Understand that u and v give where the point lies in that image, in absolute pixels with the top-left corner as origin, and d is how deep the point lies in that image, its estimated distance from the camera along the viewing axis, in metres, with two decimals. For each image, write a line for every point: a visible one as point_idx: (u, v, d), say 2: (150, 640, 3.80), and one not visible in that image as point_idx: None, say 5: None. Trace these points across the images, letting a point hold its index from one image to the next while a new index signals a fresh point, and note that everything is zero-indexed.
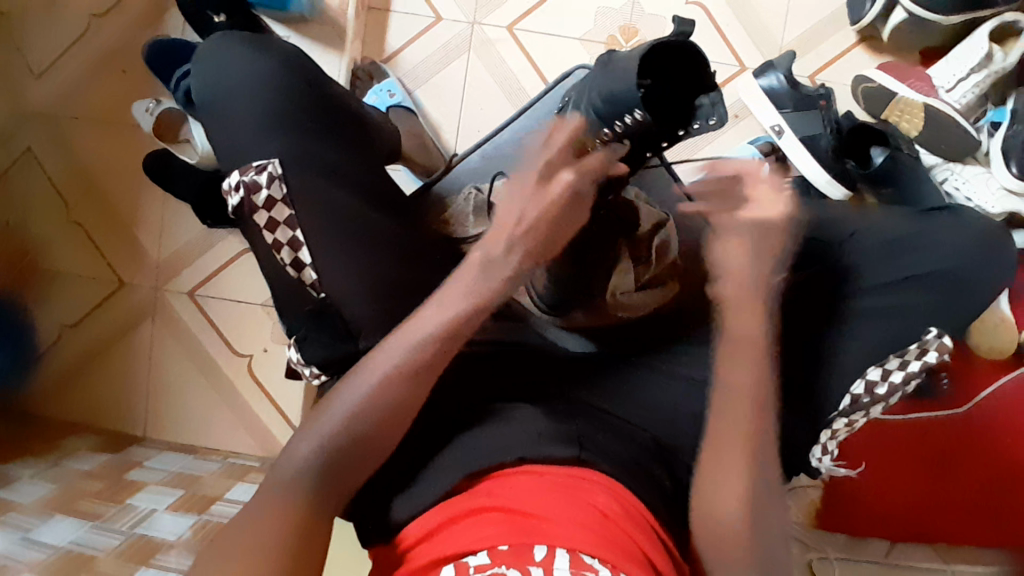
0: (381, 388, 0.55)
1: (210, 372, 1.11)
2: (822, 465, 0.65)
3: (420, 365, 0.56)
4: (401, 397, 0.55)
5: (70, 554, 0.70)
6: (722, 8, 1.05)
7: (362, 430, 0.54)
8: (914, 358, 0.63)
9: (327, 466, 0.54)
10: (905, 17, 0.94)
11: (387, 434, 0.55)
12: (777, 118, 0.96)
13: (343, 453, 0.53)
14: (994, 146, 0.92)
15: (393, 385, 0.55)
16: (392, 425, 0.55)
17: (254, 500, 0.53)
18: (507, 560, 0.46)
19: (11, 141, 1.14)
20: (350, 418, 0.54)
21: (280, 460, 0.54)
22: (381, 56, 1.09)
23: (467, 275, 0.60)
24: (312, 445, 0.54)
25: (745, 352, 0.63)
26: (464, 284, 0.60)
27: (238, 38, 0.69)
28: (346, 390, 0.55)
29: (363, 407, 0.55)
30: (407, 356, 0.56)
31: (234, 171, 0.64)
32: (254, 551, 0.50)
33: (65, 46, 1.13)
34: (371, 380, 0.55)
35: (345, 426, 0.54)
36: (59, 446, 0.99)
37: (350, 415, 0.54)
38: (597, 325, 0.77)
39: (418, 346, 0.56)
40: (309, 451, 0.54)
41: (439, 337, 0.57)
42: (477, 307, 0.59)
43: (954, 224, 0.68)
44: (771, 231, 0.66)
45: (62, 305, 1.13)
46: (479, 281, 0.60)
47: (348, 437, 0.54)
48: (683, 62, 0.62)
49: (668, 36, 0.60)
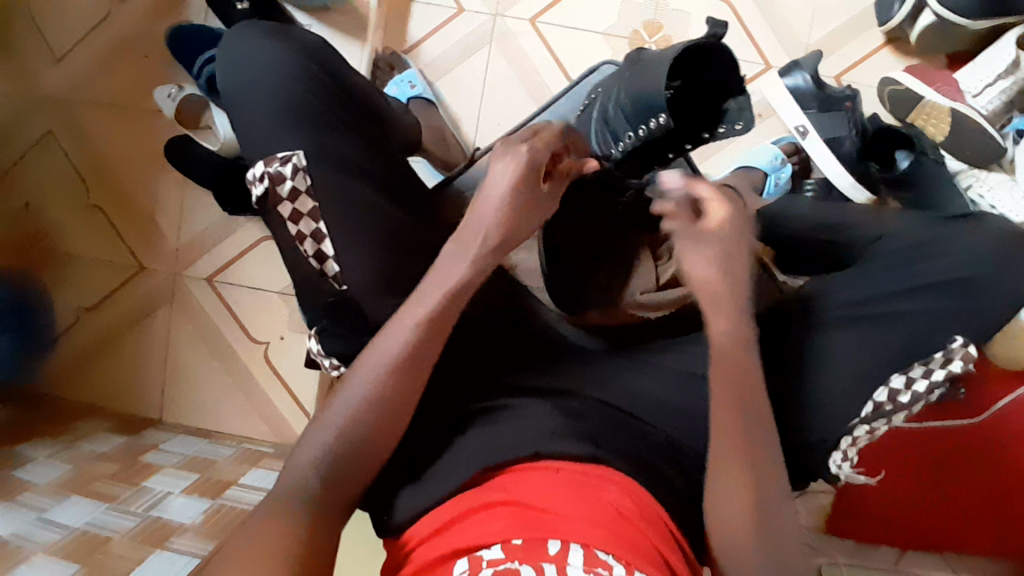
0: (373, 383, 0.55)
1: (225, 358, 1.12)
2: (841, 472, 0.64)
3: (408, 355, 0.56)
4: (394, 391, 0.56)
5: (85, 536, 0.71)
6: (747, 6, 1.04)
7: (361, 428, 0.55)
8: (939, 366, 0.63)
9: (334, 468, 0.54)
10: (932, 19, 0.92)
11: (387, 430, 0.56)
12: (800, 118, 0.97)
13: (357, 448, 0.55)
14: (1018, 154, 0.90)
15: (385, 378, 0.55)
16: (390, 421, 0.56)
17: (270, 498, 0.53)
18: (521, 556, 0.46)
19: (32, 123, 1.14)
20: (355, 410, 0.55)
21: (285, 470, 0.55)
22: (402, 47, 1.09)
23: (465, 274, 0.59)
24: (317, 450, 0.54)
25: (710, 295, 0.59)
26: (448, 267, 0.59)
27: (260, 28, 0.69)
28: (342, 392, 0.56)
29: (360, 407, 0.55)
30: (399, 350, 0.56)
31: (258, 162, 0.65)
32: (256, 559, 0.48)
33: (87, 30, 1.13)
34: (374, 372, 0.56)
35: (344, 429, 0.54)
36: (75, 427, 1.00)
37: (353, 409, 0.55)
38: (608, 323, 0.74)
39: (409, 336, 0.56)
40: (317, 447, 0.54)
41: (419, 329, 0.57)
42: (463, 284, 0.59)
43: (976, 229, 0.67)
44: (735, 230, 0.61)
45: (80, 287, 1.14)
46: (460, 263, 0.59)
47: (346, 437, 0.54)
48: (709, 62, 0.66)
49: (698, 39, 0.65)
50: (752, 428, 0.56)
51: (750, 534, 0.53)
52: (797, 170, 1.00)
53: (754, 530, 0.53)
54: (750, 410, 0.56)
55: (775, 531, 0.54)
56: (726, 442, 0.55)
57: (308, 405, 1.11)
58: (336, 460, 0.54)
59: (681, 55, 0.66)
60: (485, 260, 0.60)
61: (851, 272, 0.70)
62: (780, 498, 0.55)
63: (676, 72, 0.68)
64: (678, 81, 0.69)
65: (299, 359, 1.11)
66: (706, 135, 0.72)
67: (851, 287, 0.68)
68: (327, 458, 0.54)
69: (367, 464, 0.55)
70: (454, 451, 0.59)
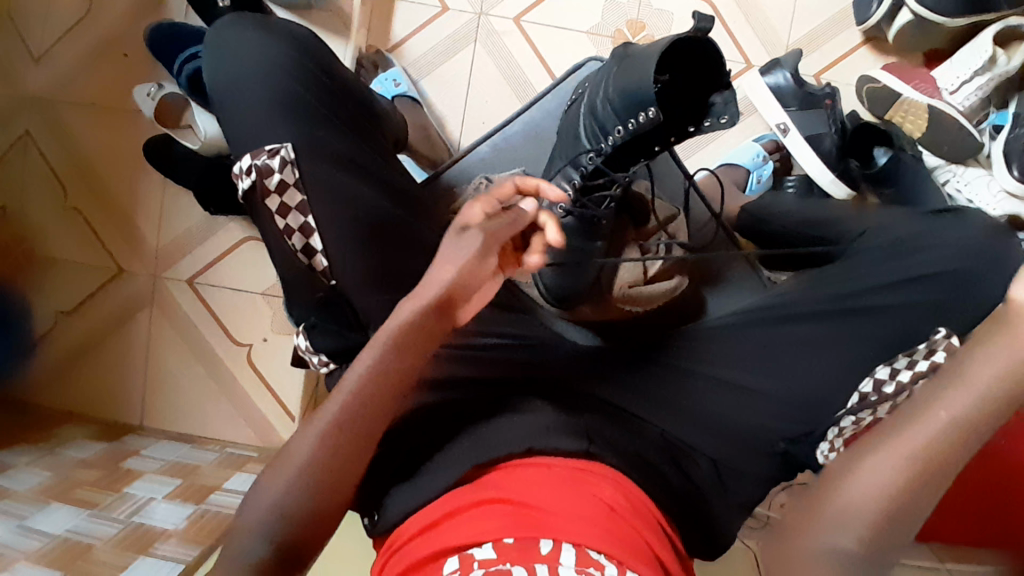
0: (347, 410, 0.51)
1: (207, 360, 1.10)
2: (827, 459, 0.60)
3: (386, 373, 0.53)
4: (367, 418, 0.52)
5: (68, 543, 0.70)
6: (728, 6, 1.05)
7: (337, 456, 0.51)
8: (922, 357, 0.60)
9: (309, 504, 0.49)
10: (910, 18, 0.94)
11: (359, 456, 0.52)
12: (782, 117, 0.98)
13: (325, 476, 0.50)
14: (995, 149, 0.92)
15: (359, 412, 0.52)
16: (361, 447, 0.52)
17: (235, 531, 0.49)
18: (513, 557, 0.45)
19: (9, 122, 1.12)
20: (323, 437, 0.51)
21: (249, 500, 0.51)
22: (386, 46, 1.08)
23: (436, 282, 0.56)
24: (289, 483, 0.49)
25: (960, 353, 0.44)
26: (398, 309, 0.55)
27: (248, 21, 0.69)
28: (314, 422, 0.51)
29: (332, 430, 0.51)
30: (373, 364, 0.53)
31: (244, 155, 0.64)
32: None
33: (66, 28, 1.11)
34: (345, 396, 0.52)
35: (315, 457, 0.50)
36: (54, 434, 0.98)
37: (323, 437, 0.51)
38: (602, 319, 0.77)
39: (382, 357, 0.53)
40: (282, 480, 0.49)
41: (393, 343, 0.53)
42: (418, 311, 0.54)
43: (961, 225, 0.66)
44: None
45: (58, 291, 1.12)
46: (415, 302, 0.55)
47: (321, 464, 0.50)
48: (700, 57, 0.67)
49: (685, 32, 0.66)
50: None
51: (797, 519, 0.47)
52: (778, 167, 1.01)
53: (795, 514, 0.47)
54: None
55: (893, 532, 0.42)
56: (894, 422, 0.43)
57: (292, 406, 1.09)
58: (311, 494, 0.49)
59: (668, 49, 0.67)
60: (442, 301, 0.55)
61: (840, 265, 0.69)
62: None
63: (665, 66, 0.69)
64: (666, 74, 0.69)
65: (283, 362, 1.09)
66: (691, 128, 0.70)
67: (849, 276, 0.67)
68: (291, 491, 0.49)
69: (340, 494, 0.51)
70: (449, 451, 0.58)
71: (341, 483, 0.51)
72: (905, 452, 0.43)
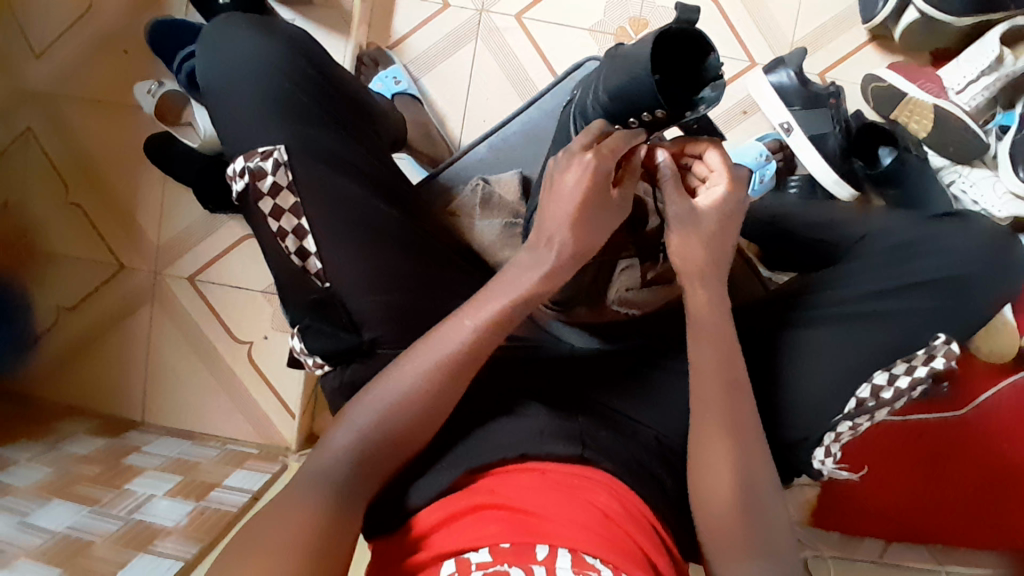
0: (416, 395, 0.55)
1: (209, 358, 1.10)
2: (825, 468, 0.63)
3: (466, 359, 0.56)
4: (434, 402, 0.55)
5: (67, 540, 0.70)
6: (733, 3, 1.04)
7: (384, 440, 0.54)
8: (921, 363, 0.62)
9: (365, 458, 0.54)
10: (917, 16, 0.93)
11: (409, 442, 0.55)
12: (785, 116, 0.95)
13: (388, 440, 0.54)
14: (1002, 150, 0.90)
15: (427, 392, 0.55)
16: (415, 432, 0.55)
17: (298, 480, 0.53)
18: (510, 559, 0.46)
19: (11, 120, 1.12)
20: (394, 412, 0.55)
21: (317, 451, 0.55)
22: (387, 42, 1.08)
23: (517, 269, 0.58)
24: (349, 439, 0.54)
25: (722, 342, 0.58)
26: (490, 298, 0.57)
27: (240, 21, 0.68)
28: (385, 387, 0.56)
29: (399, 404, 0.55)
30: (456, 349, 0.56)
31: (238, 157, 0.64)
32: (262, 553, 0.47)
33: (67, 25, 1.11)
34: (421, 366, 0.56)
35: (379, 420, 0.54)
36: (57, 430, 0.99)
37: (392, 409, 0.55)
38: (597, 320, 0.75)
39: (454, 344, 0.56)
40: (339, 447, 0.54)
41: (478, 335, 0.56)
42: (508, 314, 0.56)
43: (964, 228, 0.66)
44: (720, 259, 0.60)
45: (60, 287, 1.12)
46: (516, 287, 0.57)
47: (385, 431, 0.54)
48: (688, 48, 0.60)
49: (671, 25, 0.57)
50: (728, 438, 0.55)
51: (751, 527, 0.53)
52: (782, 167, 0.99)
53: (756, 525, 0.53)
54: (741, 405, 0.56)
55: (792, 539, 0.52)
56: (743, 427, 0.56)
57: (292, 404, 1.09)
58: (366, 452, 0.54)
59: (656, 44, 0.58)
60: (522, 303, 0.57)
61: (850, 264, 0.68)
62: (775, 498, 0.55)
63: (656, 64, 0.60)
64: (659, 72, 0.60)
65: (283, 360, 1.10)
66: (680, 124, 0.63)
67: (864, 274, 0.66)
68: (346, 458, 0.53)
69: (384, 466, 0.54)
70: (461, 451, 0.58)
71: (406, 441, 0.55)
72: (744, 455, 0.55)
